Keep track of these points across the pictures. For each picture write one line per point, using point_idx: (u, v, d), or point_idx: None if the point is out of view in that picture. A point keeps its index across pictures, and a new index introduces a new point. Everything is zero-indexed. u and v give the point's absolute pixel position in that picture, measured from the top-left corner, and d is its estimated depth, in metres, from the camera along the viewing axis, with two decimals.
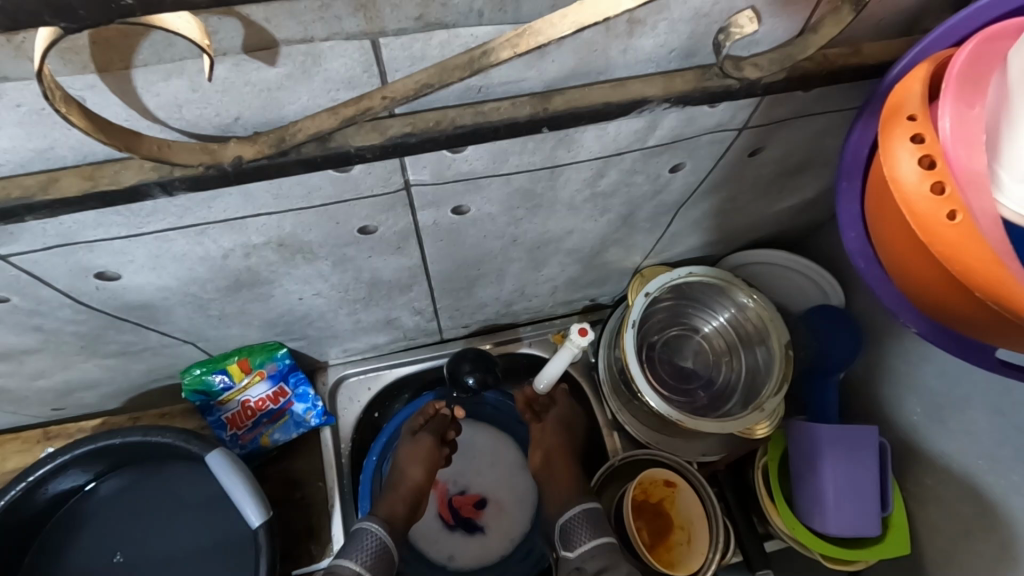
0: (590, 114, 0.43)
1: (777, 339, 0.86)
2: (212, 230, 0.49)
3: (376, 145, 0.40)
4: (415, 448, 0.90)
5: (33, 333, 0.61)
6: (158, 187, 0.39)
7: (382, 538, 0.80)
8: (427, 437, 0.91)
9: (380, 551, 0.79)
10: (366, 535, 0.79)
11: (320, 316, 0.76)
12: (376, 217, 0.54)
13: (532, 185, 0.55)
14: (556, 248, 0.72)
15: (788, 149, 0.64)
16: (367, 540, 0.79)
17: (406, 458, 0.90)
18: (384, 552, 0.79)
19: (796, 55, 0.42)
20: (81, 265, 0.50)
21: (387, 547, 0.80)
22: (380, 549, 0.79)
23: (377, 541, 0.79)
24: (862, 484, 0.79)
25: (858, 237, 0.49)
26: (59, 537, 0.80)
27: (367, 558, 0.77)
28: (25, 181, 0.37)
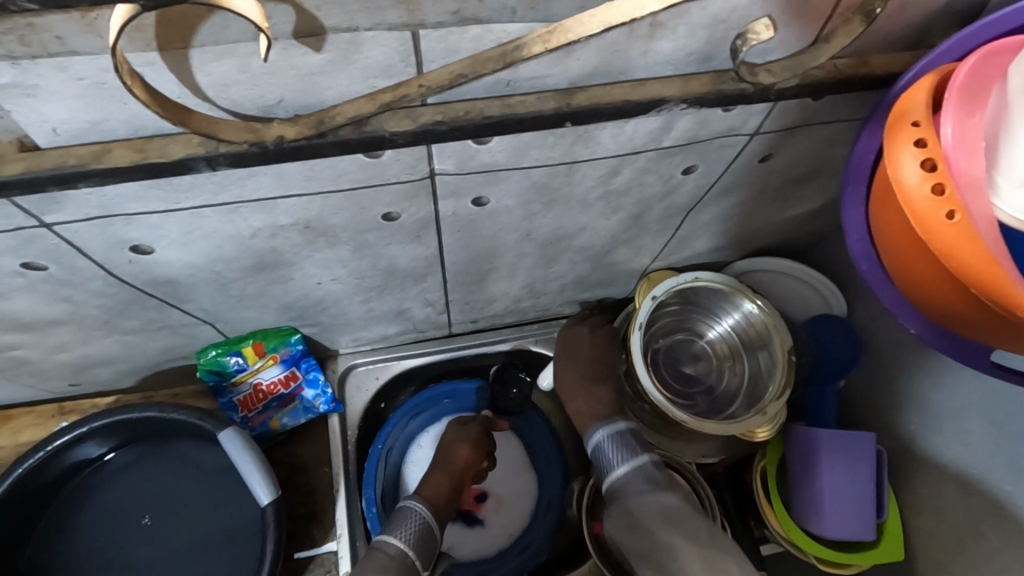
0: (610, 111, 0.45)
1: (781, 343, 0.88)
2: (244, 209, 0.52)
3: (408, 131, 0.42)
4: (459, 433, 0.92)
5: (62, 304, 0.63)
6: (203, 162, 0.41)
7: (424, 517, 0.80)
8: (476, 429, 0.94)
9: (423, 529, 0.79)
10: (410, 514, 0.80)
11: (335, 303, 0.79)
12: (399, 204, 0.56)
13: (550, 180, 0.58)
14: (568, 245, 0.75)
15: (796, 156, 0.67)
16: (411, 518, 0.79)
17: (449, 443, 0.92)
18: (427, 531, 0.79)
19: (807, 63, 0.44)
20: (118, 237, 0.52)
21: (428, 524, 0.80)
22: (423, 527, 0.79)
23: (419, 520, 0.79)
24: (858, 489, 0.80)
25: (861, 240, 0.51)
26: (69, 508, 0.81)
27: (410, 535, 0.77)
28: (80, 151, 0.40)
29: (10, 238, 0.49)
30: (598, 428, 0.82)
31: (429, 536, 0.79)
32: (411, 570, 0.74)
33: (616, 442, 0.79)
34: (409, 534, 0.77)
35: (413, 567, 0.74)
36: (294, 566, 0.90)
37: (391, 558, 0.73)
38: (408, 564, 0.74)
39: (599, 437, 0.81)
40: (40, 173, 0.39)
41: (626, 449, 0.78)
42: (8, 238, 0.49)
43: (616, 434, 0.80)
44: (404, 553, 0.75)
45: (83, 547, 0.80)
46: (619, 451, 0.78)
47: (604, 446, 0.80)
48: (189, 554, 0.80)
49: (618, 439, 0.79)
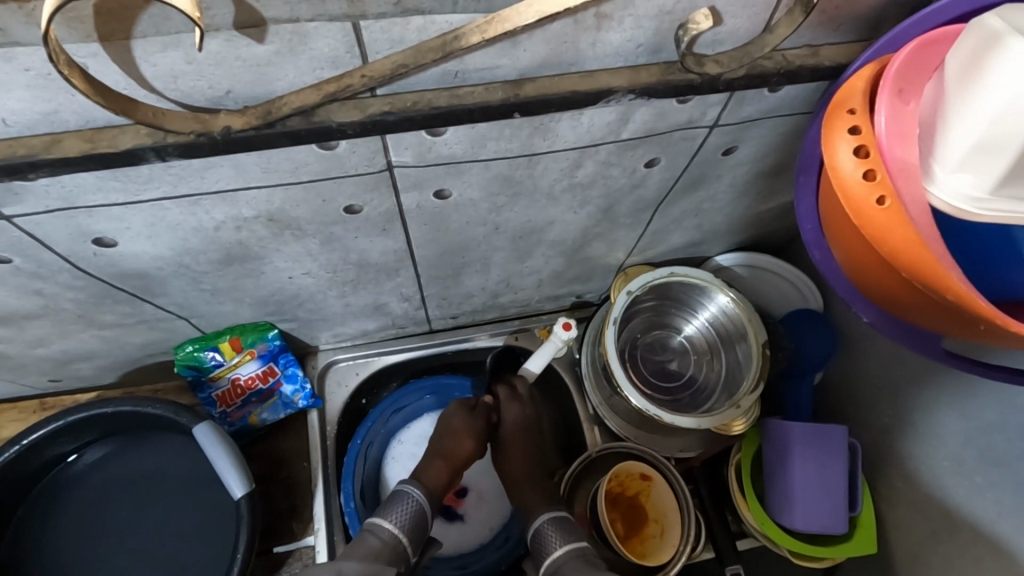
0: (559, 102, 0.46)
1: (755, 337, 0.88)
2: (205, 201, 0.52)
3: (356, 122, 0.43)
4: (467, 420, 0.89)
5: (34, 297, 0.64)
6: (152, 152, 0.41)
7: (419, 502, 0.79)
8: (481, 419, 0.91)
9: (417, 516, 0.78)
10: (404, 498, 0.79)
11: (310, 298, 0.79)
12: (361, 196, 0.57)
13: (511, 172, 0.58)
14: (539, 238, 0.75)
15: (761, 150, 0.67)
16: (404, 505, 0.78)
17: (455, 429, 0.89)
18: (420, 517, 0.79)
19: (754, 53, 0.45)
20: (82, 229, 0.53)
21: (421, 509, 0.79)
22: (416, 511, 0.79)
23: (414, 505, 0.79)
24: (830, 480, 0.81)
25: (814, 229, 0.51)
26: (48, 502, 0.82)
27: (403, 519, 0.77)
28: (30, 141, 0.40)
29: None
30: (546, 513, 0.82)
31: (422, 522, 0.79)
32: (400, 556, 0.74)
33: (557, 526, 0.79)
34: (402, 518, 0.77)
35: (403, 554, 0.75)
36: (274, 560, 0.90)
37: (383, 542, 0.74)
38: (396, 550, 0.74)
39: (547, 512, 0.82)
40: None
41: (567, 535, 0.78)
42: None
43: (558, 519, 0.80)
44: (397, 539, 0.75)
45: (62, 539, 0.81)
46: (561, 535, 0.78)
47: (545, 530, 0.79)
48: (166, 547, 0.81)
49: (559, 523, 0.79)
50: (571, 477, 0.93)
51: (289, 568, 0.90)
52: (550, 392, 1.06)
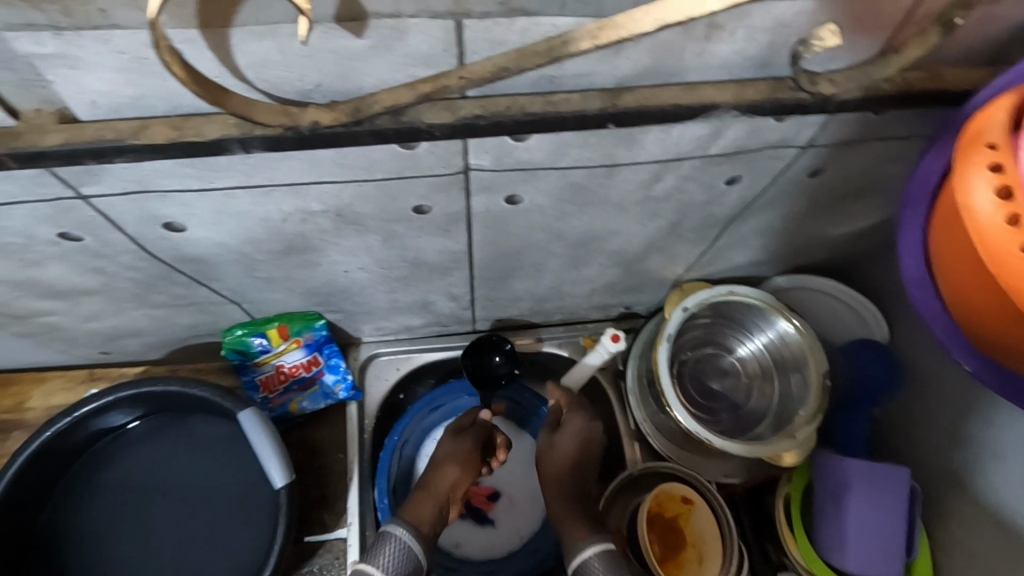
0: (657, 114, 0.43)
1: (815, 367, 0.84)
2: (276, 193, 0.51)
3: (446, 124, 0.41)
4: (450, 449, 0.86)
5: (96, 275, 0.63)
6: (238, 143, 0.40)
7: (408, 542, 0.73)
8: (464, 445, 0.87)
9: (407, 557, 0.72)
10: (392, 538, 0.73)
11: (360, 292, 0.78)
12: (431, 197, 0.55)
13: (587, 181, 0.56)
14: (599, 249, 0.73)
15: (847, 173, 0.63)
16: (394, 542, 0.72)
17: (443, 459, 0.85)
18: (412, 559, 0.72)
19: (874, 74, 0.42)
20: (152, 212, 0.52)
21: (411, 550, 0.72)
22: (406, 553, 0.72)
23: (402, 546, 0.72)
24: (887, 526, 0.77)
25: (917, 266, 0.47)
26: (88, 477, 0.82)
27: (392, 562, 0.71)
28: (118, 125, 0.39)
29: (48, 207, 0.49)
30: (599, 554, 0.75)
31: (413, 567, 0.72)
32: None
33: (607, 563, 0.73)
34: (390, 563, 0.71)
35: None
36: (305, 548, 0.91)
37: None
38: None
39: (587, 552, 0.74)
40: (78, 145, 0.39)
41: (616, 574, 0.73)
42: (46, 208, 0.49)
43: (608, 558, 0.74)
44: None
45: (101, 513, 0.82)
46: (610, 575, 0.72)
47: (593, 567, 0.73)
48: (202, 529, 0.81)
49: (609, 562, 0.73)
50: (610, 493, 0.89)
51: (320, 559, 0.91)
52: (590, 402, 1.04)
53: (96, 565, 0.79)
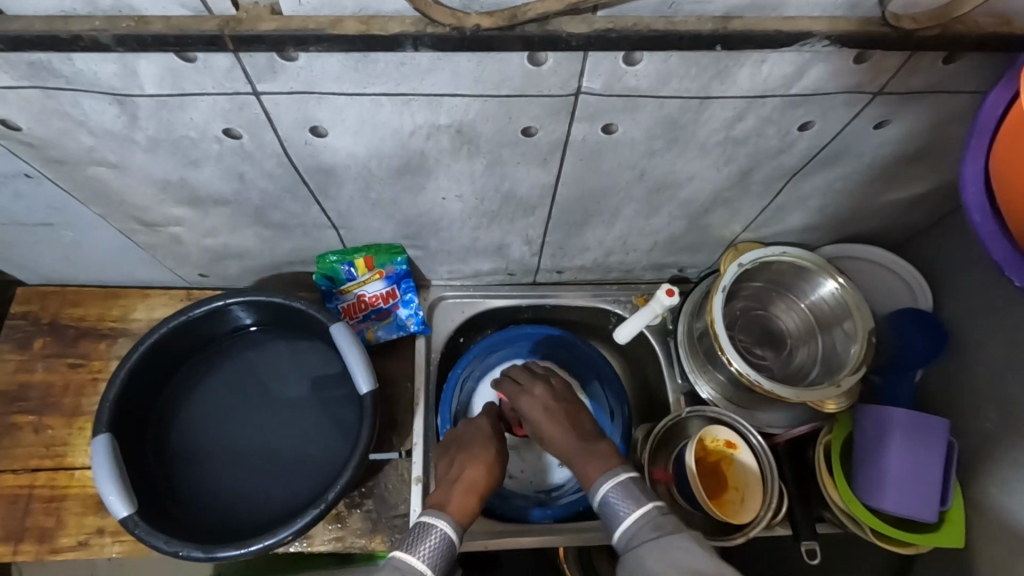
0: (760, 39, 0.51)
1: (860, 324, 0.89)
2: (415, 103, 0.60)
3: (583, 34, 0.49)
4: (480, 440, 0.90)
5: (235, 181, 0.73)
6: (412, 40, 0.49)
7: (447, 534, 0.73)
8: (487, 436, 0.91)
9: (445, 549, 0.73)
10: (430, 531, 0.73)
11: (448, 225, 0.86)
12: (542, 119, 0.63)
13: (679, 116, 0.63)
14: (672, 195, 0.80)
15: (911, 129, 0.70)
16: (430, 535, 0.73)
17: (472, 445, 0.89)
18: (449, 551, 0.73)
19: (953, 13, 0.49)
20: (308, 114, 0.61)
21: (449, 539, 0.73)
22: (446, 544, 0.73)
23: (441, 539, 0.73)
24: (924, 471, 0.82)
25: (978, 192, 0.55)
26: (190, 379, 0.90)
27: (432, 557, 0.71)
28: (319, 19, 0.48)
29: (227, 101, 0.59)
30: (603, 479, 0.75)
31: (451, 555, 0.73)
32: None
33: (622, 491, 0.72)
34: (431, 554, 0.71)
35: None
36: (373, 465, 0.96)
37: None
38: None
39: (604, 491, 0.73)
40: (286, 33, 0.48)
41: (636, 498, 0.72)
42: (225, 102, 0.59)
43: (620, 483, 0.73)
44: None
45: (199, 411, 0.89)
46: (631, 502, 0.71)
47: (611, 499, 0.72)
48: (289, 433, 0.88)
49: (625, 489, 0.73)
50: (656, 434, 0.96)
51: (387, 474, 0.96)
52: (638, 358, 1.11)
53: (195, 455, 0.87)
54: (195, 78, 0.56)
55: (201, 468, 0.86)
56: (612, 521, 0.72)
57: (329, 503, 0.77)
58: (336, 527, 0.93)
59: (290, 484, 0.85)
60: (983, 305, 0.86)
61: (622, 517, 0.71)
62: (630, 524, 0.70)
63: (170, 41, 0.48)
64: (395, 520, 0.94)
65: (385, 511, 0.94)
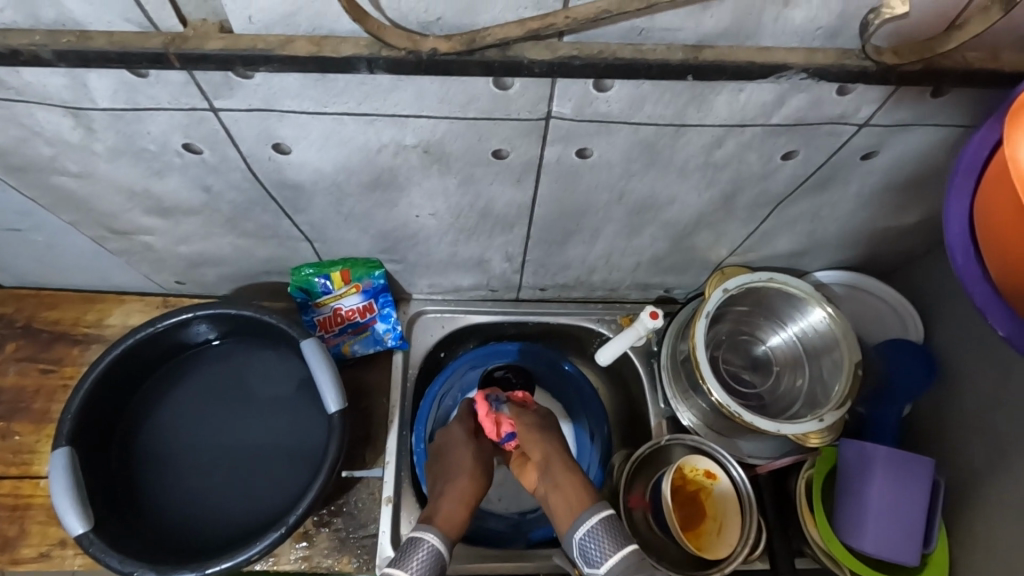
0: (733, 70, 0.48)
1: (848, 356, 0.87)
2: (379, 122, 0.58)
3: (546, 60, 0.47)
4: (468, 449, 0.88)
5: (201, 192, 0.71)
6: (366, 62, 0.47)
7: (435, 547, 0.73)
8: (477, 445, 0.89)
9: (435, 563, 0.73)
10: (419, 544, 0.74)
11: (425, 240, 0.84)
12: (513, 141, 0.61)
13: (655, 140, 0.61)
14: (654, 217, 0.77)
15: (901, 159, 0.67)
16: (420, 549, 0.73)
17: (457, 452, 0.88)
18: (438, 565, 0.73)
19: (936, 48, 0.47)
20: (269, 131, 0.59)
21: (438, 553, 0.73)
22: (435, 558, 0.73)
23: (430, 553, 0.73)
24: (905, 511, 0.80)
25: (961, 233, 0.53)
26: (159, 389, 0.89)
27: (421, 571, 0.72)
28: (269, 38, 0.46)
29: (184, 116, 0.57)
30: (584, 515, 0.75)
31: (441, 571, 0.74)
32: None
33: (594, 533, 0.73)
34: (420, 568, 0.72)
35: None
36: (343, 482, 0.93)
37: None
38: None
39: (578, 534, 0.74)
40: (234, 52, 0.46)
41: (618, 539, 0.73)
42: (182, 116, 0.57)
43: (604, 520, 0.74)
44: None
45: (167, 422, 0.88)
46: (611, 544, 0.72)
47: (585, 541, 0.73)
48: (257, 447, 0.86)
49: (608, 526, 0.74)
50: (636, 460, 0.93)
51: (357, 492, 0.93)
52: (621, 378, 1.08)
53: (161, 468, 0.85)
54: (148, 92, 0.54)
55: (168, 481, 0.84)
56: (592, 559, 0.73)
57: (289, 526, 0.75)
58: (303, 545, 0.90)
59: (257, 500, 0.83)
60: (974, 340, 0.83)
61: (600, 560, 0.72)
62: (609, 566, 0.71)
63: (114, 57, 0.46)
64: (363, 540, 0.91)
65: (354, 530, 0.91)
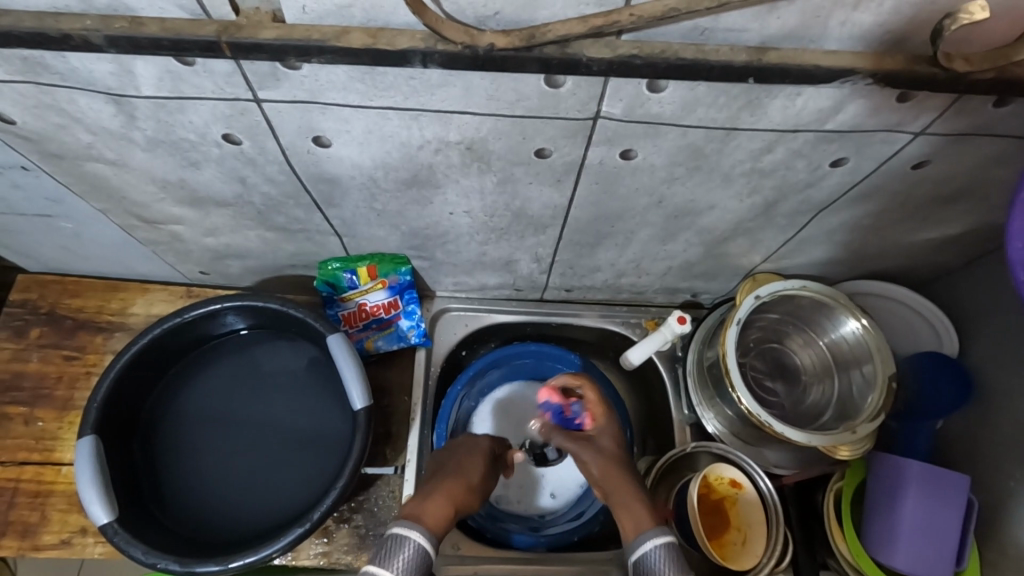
0: (797, 74, 0.47)
1: (882, 368, 0.85)
2: (424, 118, 0.57)
3: (605, 59, 0.46)
4: (474, 457, 0.80)
5: (236, 184, 0.70)
6: (421, 56, 0.46)
7: (419, 545, 0.62)
8: (477, 452, 0.81)
9: (418, 562, 0.62)
10: (402, 540, 0.63)
11: (455, 239, 0.83)
12: (558, 141, 0.60)
13: (703, 144, 0.60)
14: (691, 222, 0.76)
15: (951, 170, 0.66)
16: (400, 543, 0.62)
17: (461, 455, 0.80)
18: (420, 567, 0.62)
19: (1011, 55, 0.44)
20: (311, 123, 0.58)
21: (425, 552, 0.63)
22: (419, 559, 0.62)
23: (414, 550, 0.62)
24: (939, 529, 0.78)
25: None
26: (182, 381, 0.88)
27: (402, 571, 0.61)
28: (323, 29, 0.45)
29: (227, 107, 0.56)
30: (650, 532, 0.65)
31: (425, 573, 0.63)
32: None
33: (664, 553, 0.63)
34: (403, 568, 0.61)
35: None
36: (364, 479, 0.93)
37: None
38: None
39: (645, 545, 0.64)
40: (287, 42, 0.45)
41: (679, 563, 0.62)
42: (225, 107, 0.56)
43: (669, 543, 0.64)
44: None
45: (189, 414, 0.87)
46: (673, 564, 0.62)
47: (652, 557, 0.63)
48: (279, 442, 0.86)
49: (669, 550, 0.63)
50: (660, 467, 0.92)
51: (378, 490, 0.92)
52: (645, 383, 1.07)
53: (183, 460, 0.85)
54: (193, 81, 0.53)
55: (189, 473, 0.84)
56: None
57: (314, 522, 0.74)
58: (323, 541, 0.89)
59: (279, 496, 0.83)
60: (1014, 357, 0.81)
61: None
62: None
63: (166, 44, 0.45)
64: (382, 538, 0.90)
65: (373, 527, 0.90)
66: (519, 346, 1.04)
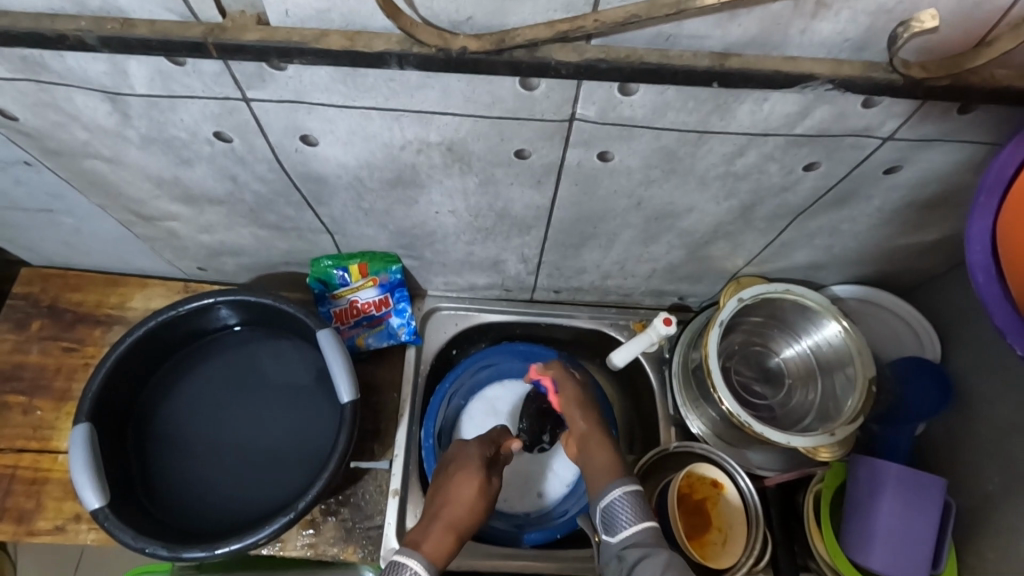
0: (759, 79, 0.49)
1: (863, 371, 0.86)
2: (405, 119, 0.59)
3: (572, 63, 0.48)
4: (475, 466, 0.80)
5: (228, 182, 0.72)
6: (397, 58, 0.48)
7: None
8: (476, 460, 0.81)
9: None
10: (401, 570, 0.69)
11: (443, 238, 0.85)
12: (535, 142, 0.61)
13: (676, 147, 0.61)
14: (672, 224, 0.78)
15: (924, 175, 0.67)
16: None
17: (463, 465, 0.81)
18: None
19: (966, 63, 0.47)
20: (297, 123, 0.60)
21: None
22: None
23: None
24: (916, 531, 0.79)
25: (982, 253, 0.54)
26: (176, 373, 0.91)
27: None
28: (304, 32, 0.48)
29: (217, 106, 0.58)
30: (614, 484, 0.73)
31: None
32: None
33: (629, 503, 0.71)
34: None
35: None
36: (352, 473, 0.94)
37: None
38: None
39: (613, 495, 0.72)
40: (270, 44, 0.47)
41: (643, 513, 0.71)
42: (215, 105, 0.58)
43: (632, 493, 0.72)
44: None
45: (182, 406, 0.89)
46: (636, 514, 0.71)
47: (617, 506, 0.72)
48: (269, 434, 0.88)
49: (634, 500, 0.72)
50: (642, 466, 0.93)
51: (365, 484, 0.94)
52: (632, 384, 1.08)
53: (175, 450, 0.87)
54: (183, 81, 0.55)
55: (181, 463, 0.86)
56: (615, 531, 0.71)
57: (299, 511, 0.75)
58: (309, 533, 0.91)
59: (267, 487, 0.85)
60: (993, 363, 0.82)
61: (623, 528, 0.70)
62: (628, 536, 0.70)
63: (155, 44, 0.48)
64: (368, 531, 0.91)
65: (360, 520, 0.92)
66: (508, 344, 1.06)
